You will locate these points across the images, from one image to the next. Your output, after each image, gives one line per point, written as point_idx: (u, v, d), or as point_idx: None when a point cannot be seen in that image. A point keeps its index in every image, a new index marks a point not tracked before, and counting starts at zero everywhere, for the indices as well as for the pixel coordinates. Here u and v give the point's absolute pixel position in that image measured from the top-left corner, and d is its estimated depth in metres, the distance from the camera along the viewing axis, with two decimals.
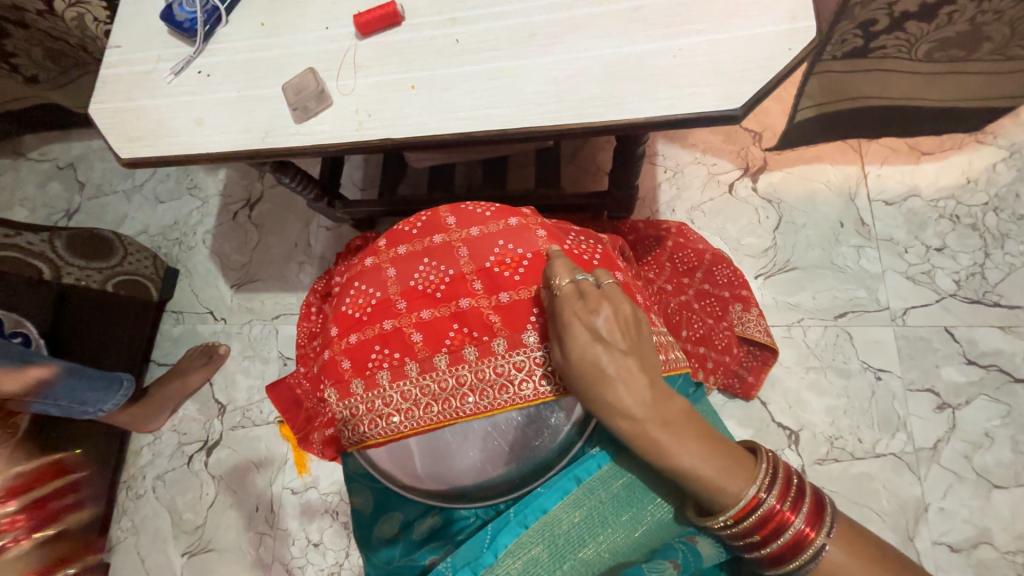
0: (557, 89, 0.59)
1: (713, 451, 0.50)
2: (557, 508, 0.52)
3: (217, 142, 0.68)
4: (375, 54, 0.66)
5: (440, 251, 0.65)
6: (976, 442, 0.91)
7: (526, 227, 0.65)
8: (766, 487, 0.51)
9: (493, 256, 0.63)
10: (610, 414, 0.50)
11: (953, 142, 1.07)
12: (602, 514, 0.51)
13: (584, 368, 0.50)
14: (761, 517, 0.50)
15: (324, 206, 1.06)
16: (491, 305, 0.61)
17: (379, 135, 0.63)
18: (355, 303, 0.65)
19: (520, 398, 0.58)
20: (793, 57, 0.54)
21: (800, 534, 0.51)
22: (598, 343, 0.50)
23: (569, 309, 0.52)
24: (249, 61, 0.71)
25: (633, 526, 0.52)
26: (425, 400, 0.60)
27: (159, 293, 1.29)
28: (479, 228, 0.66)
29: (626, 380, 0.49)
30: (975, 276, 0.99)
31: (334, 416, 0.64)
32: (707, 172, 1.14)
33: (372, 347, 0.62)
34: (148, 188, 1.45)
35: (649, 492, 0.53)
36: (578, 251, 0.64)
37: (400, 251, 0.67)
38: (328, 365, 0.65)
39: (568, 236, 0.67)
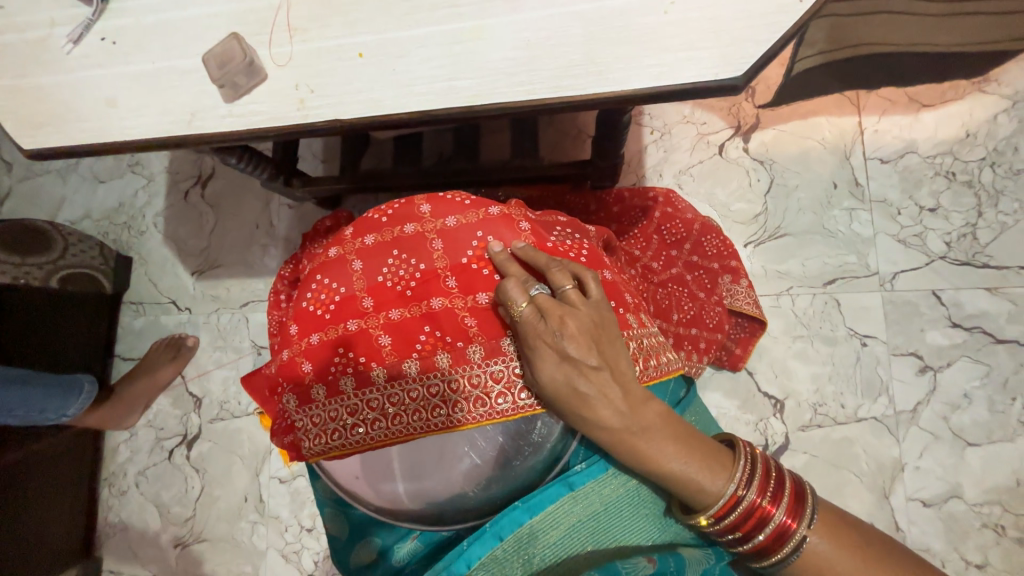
0: (529, 55, 0.50)
1: (693, 448, 0.50)
2: (535, 521, 0.49)
3: (136, 127, 0.58)
4: (312, 13, 0.55)
5: (411, 243, 0.57)
6: (954, 403, 0.93)
7: (510, 218, 0.57)
8: (744, 483, 0.51)
9: (470, 251, 0.55)
10: (591, 431, 0.50)
11: (955, 92, 1.00)
12: (581, 529, 0.49)
13: (559, 389, 0.49)
14: (741, 512, 0.50)
15: (281, 185, 0.98)
16: (467, 307, 0.54)
17: (324, 117, 0.54)
18: (316, 299, 0.57)
19: (495, 413, 0.53)
20: (804, 11, 0.46)
21: (782, 526, 0.51)
22: (566, 360, 0.49)
23: (531, 330, 0.49)
24: (160, 24, 0.59)
25: (624, 535, 0.51)
26: (393, 411, 0.54)
27: (110, 284, 1.20)
28: (456, 217, 0.57)
29: (600, 392, 0.48)
30: (966, 237, 0.96)
31: (293, 423, 0.57)
32: (697, 133, 1.06)
33: (334, 350, 0.55)
34: (85, 167, 1.31)
35: (637, 506, 0.52)
36: (564, 248, 0.58)
37: (365, 242, 0.58)
38: (285, 367, 0.58)
39: (555, 231, 0.60)
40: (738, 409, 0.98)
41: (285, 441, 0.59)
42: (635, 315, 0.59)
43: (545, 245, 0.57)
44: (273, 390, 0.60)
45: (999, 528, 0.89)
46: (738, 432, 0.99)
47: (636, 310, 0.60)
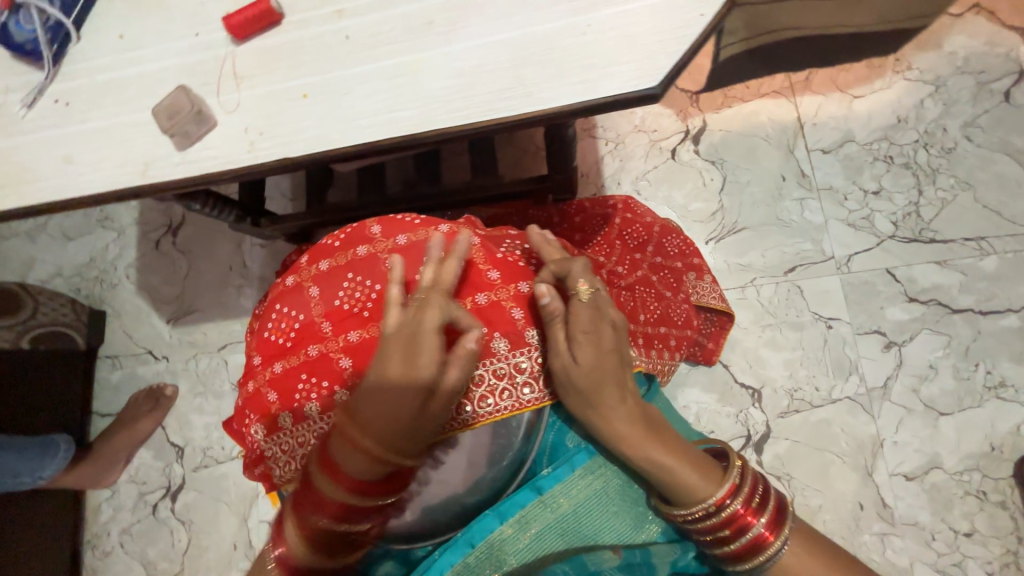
0: (463, 83, 0.53)
1: (689, 456, 0.54)
2: (504, 527, 0.50)
3: (92, 181, 0.59)
4: (257, 61, 0.58)
5: (365, 265, 0.58)
6: (922, 375, 0.95)
7: (459, 234, 0.60)
8: (733, 493, 0.52)
9: (423, 267, 0.58)
10: (606, 418, 0.53)
11: (882, 81, 1.06)
12: (552, 532, 0.50)
13: (586, 373, 0.53)
14: (721, 518, 0.52)
15: (249, 226, 1.00)
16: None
17: (275, 156, 0.56)
18: (279, 328, 0.59)
19: (459, 424, 0.54)
20: (707, 24, 0.50)
21: (759, 539, 0.52)
22: (600, 347, 0.54)
23: (578, 316, 0.54)
24: (111, 83, 0.61)
25: (597, 535, 0.52)
26: None
27: (84, 339, 1.19)
28: (407, 236, 0.60)
29: (617, 383, 0.54)
30: (910, 215, 1.01)
31: (262, 453, 0.58)
32: (648, 140, 1.11)
33: (296, 376, 0.56)
34: (54, 224, 1.31)
35: (608, 506, 0.53)
36: (512, 259, 0.61)
37: (321, 268, 0.60)
38: (252, 398, 0.59)
39: (504, 244, 0.63)
40: (717, 403, 1.00)
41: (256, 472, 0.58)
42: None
43: (494, 256, 0.59)
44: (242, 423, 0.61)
45: (981, 494, 0.91)
46: (720, 425, 1.00)
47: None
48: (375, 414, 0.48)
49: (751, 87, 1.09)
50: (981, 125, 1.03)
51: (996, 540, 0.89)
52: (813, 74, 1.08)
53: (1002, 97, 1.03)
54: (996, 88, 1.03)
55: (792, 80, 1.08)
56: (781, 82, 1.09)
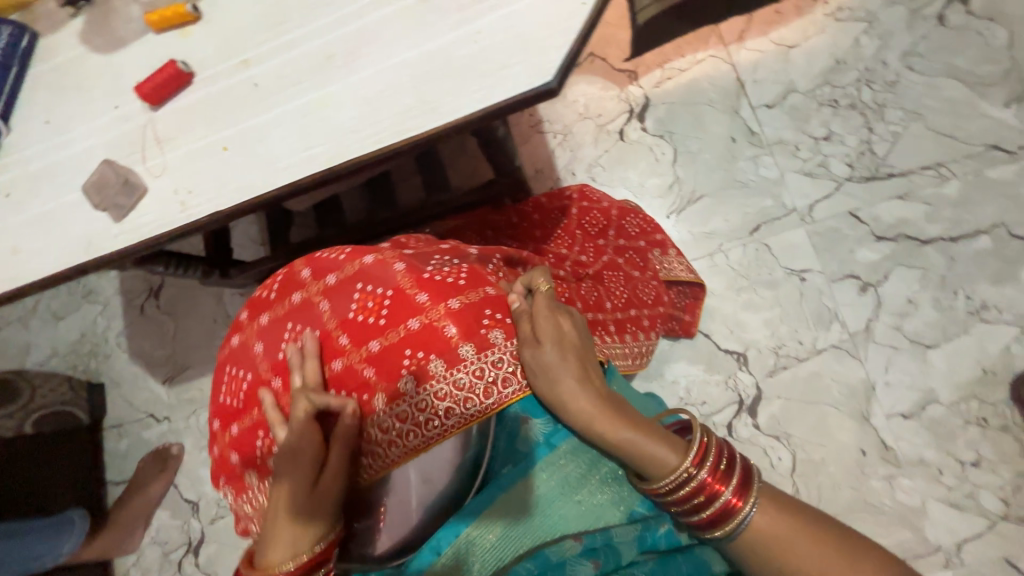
0: (368, 109, 0.55)
1: (656, 433, 0.53)
2: (468, 531, 0.51)
3: (43, 265, 0.61)
4: (177, 122, 0.60)
5: (302, 311, 0.61)
6: (902, 312, 0.95)
7: (383, 262, 0.59)
8: (699, 462, 0.52)
9: (354, 303, 0.58)
10: (573, 400, 0.52)
11: (815, 27, 1.06)
12: (518, 529, 0.52)
13: (551, 358, 0.52)
14: (692, 489, 0.52)
15: (219, 278, 1.01)
16: (361, 357, 0.57)
17: (205, 212, 0.58)
18: (232, 389, 0.64)
19: (410, 449, 0.55)
20: (590, 11, 0.51)
21: (730, 505, 0.51)
22: (561, 331, 0.54)
23: (541, 305, 0.56)
24: (47, 168, 0.63)
25: (556, 526, 0.52)
26: None
27: (86, 413, 1.22)
28: (336, 275, 0.61)
29: (579, 366, 0.54)
30: (865, 154, 1.00)
31: (240, 511, 0.63)
32: (595, 126, 1.11)
33: (254, 435, 0.61)
34: (42, 307, 1.34)
35: (567, 492, 0.53)
36: (441, 275, 0.57)
37: (263, 323, 0.64)
38: (219, 460, 0.64)
39: (433, 259, 0.61)
40: (705, 373, 1.00)
41: (240, 527, 0.63)
42: (501, 328, 0.55)
43: (421, 278, 0.57)
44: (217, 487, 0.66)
45: (982, 421, 0.90)
46: (712, 395, 0.99)
47: (504, 322, 0.56)
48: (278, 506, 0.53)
49: (686, 56, 1.09)
50: (921, 52, 1.02)
51: (1005, 464, 0.88)
52: (745, 32, 1.08)
53: (936, 21, 1.02)
54: (928, 14, 1.03)
55: (726, 42, 1.08)
56: (715, 46, 1.09)
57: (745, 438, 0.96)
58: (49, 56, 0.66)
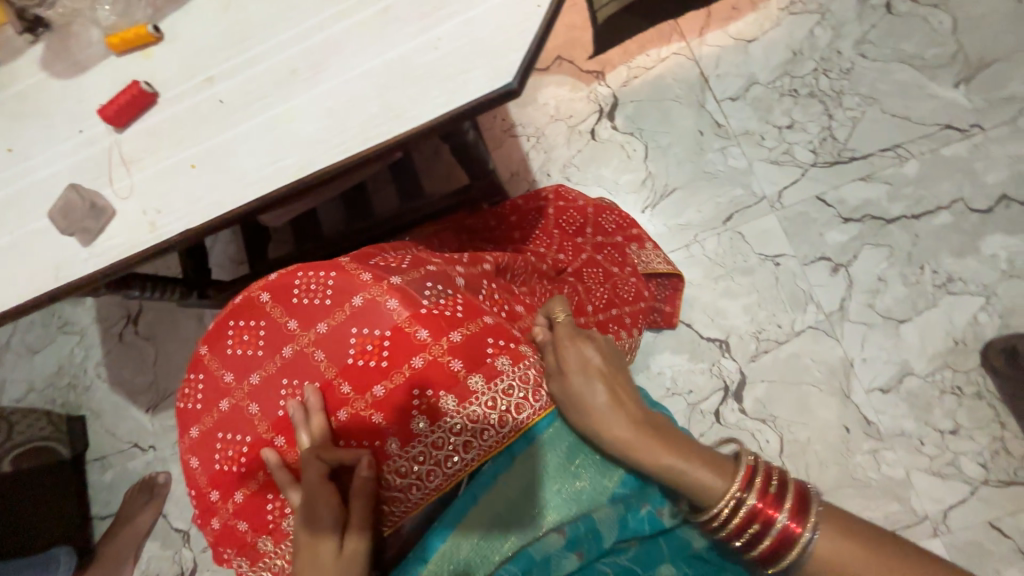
0: (334, 120, 0.55)
1: (699, 457, 0.53)
2: (454, 535, 0.53)
3: (12, 295, 0.61)
4: (142, 142, 0.60)
5: (296, 365, 0.59)
6: (873, 289, 0.97)
7: (375, 302, 0.56)
8: (744, 486, 0.53)
9: (352, 348, 0.55)
10: (608, 431, 0.52)
11: (771, 20, 1.10)
12: (502, 527, 0.53)
13: (577, 390, 0.53)
14: (743, 517, 0.52)
15: (198, 299, 1.00)
16: (368, 404, 0.55)
17: (176, 230, 0.57)
18: (227, 456, 0.61)
19: (432, 489, 0.57)
20: (545, 14, 0.53)
21: (788, 531, 0.51)
22: (587, 360, 0.55)
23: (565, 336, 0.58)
24: (11, 196, 0.62)
25: (538, 523, 0.52)
26: None
27: (67, 447, 1.20)
28: (326, 322, 0.58)
29: (613, 394, 0.54)
30: (827, 140, 1.04)
31: None
32: (567, 127, 1.13)
33: (262, 495, 0.60)
34: (17, 342, 1.31)
35: (541, 485, 0.53)
36: (440, 308, 0.55)
37: (254, 381, 0.61)
38: (223, 533, 0.62)
39: (426, 289, 0.57)
40: (690, 362, 1.01)
41: None
42: (506, 356, 0.55)
43: (418, 313, 0.55)
44: (219, 558, 0.64)
45: (957, 390, 0.92)
46: (698, 383, 1.01)
47: (510, 351, 0.56)
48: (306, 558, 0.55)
49: (650, 54, 1.12)
50: (872, 40, 1.06)
51: (981, 431, 0.90)
52: (705, 29, 1.11)
53: (884, 10, 1.06)
54: (876, 3, 1.07)
55: (687, 39, 1.12)
56: (677, 43, 1.12)
57: (732, 424, 0.97)
58: (8, 84, 0.65)
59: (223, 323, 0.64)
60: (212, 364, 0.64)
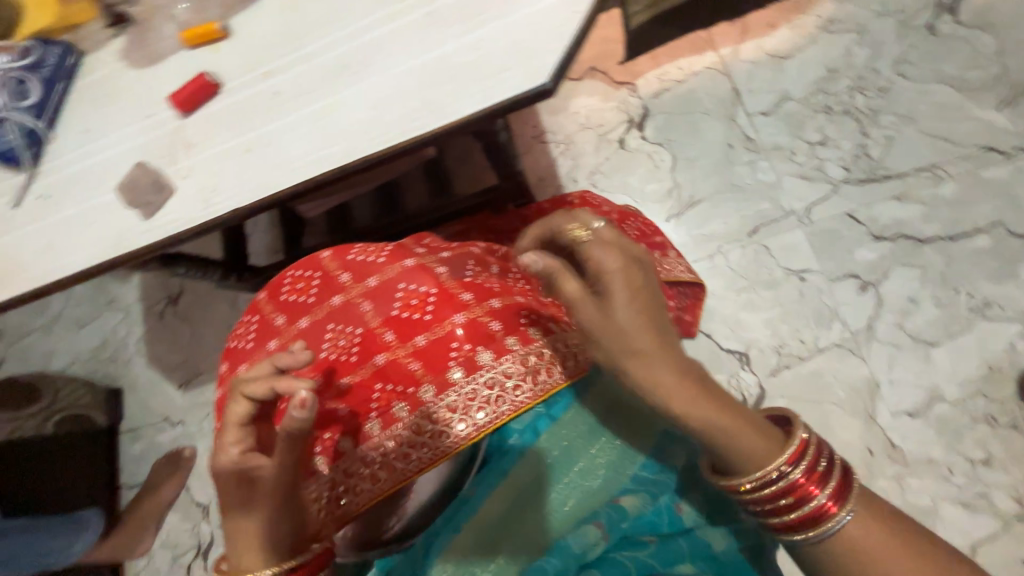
0: (377, 112, 0.59)
1: (744, 416, 0.49)
2: (489, 500, 0.63)
3: (76, 261, 0.66)
4: (203, 127, 0.65)
5: (342, 312, 0.62)
6: (903, 310, 0.95)
7: (425, 265, 0.61)
8: (793, 463, 0.49)
9: (398, 300, 0.60)
10: (658, 379, 0.47)
11: (806, 38, 1.10)
12: (528, 496, 0.64)
13: (622, 328, 0.45)
14: (782, 489, 0.49)
15: (235, 281, 1.06)
16: (409, 352, 0.58)
17: (226, 208, 0.62)
18: None
19: (463, 439, 0.57)
20: (582, 19, 0.56)
21: (824, 508, 0.48)
22: (640, 291, 0.46)
23: (602, 260, 0.46)
24: (83, 171, 0.68)
25: (563, 500, 0.64)
26: (369, 471, 0.58)
27: (104, 416, 1.26)
28: (376, 276, 0.62)
29: (657, 336, 0.46)
30: (860, 157, 1.03)
31: None
32: (596, 135, 1.16)
33: None
34: (65, 316, 1.38)
35: (570, 461, 0.66)
36: (482, 280, 0.61)
37: (301, 325, 0.63)
38: None
39: (468, 265, 0.62)
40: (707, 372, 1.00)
41: None
42: (538, 327, 0.60)
43: (464, 280, 0.60)
44: None
45: (989, 419, 0.89)
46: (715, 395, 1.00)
47: (541, 321, 0.61)
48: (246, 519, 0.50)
49: (683, 68, 1.14)
50: (911, 60, 1.05)
51: (1015, 463, 0.87)
52: (739, 44, 1.13)
53: (926, 31, 1.06)
54: (918, 23, 1.07)
55: (720, 54, 1.13)
56: (710, 58, 1.13)
57: None
58: (90, 73, 0.72)
59: (284, 274, 0.68)
60: (268, 308, 0.67)
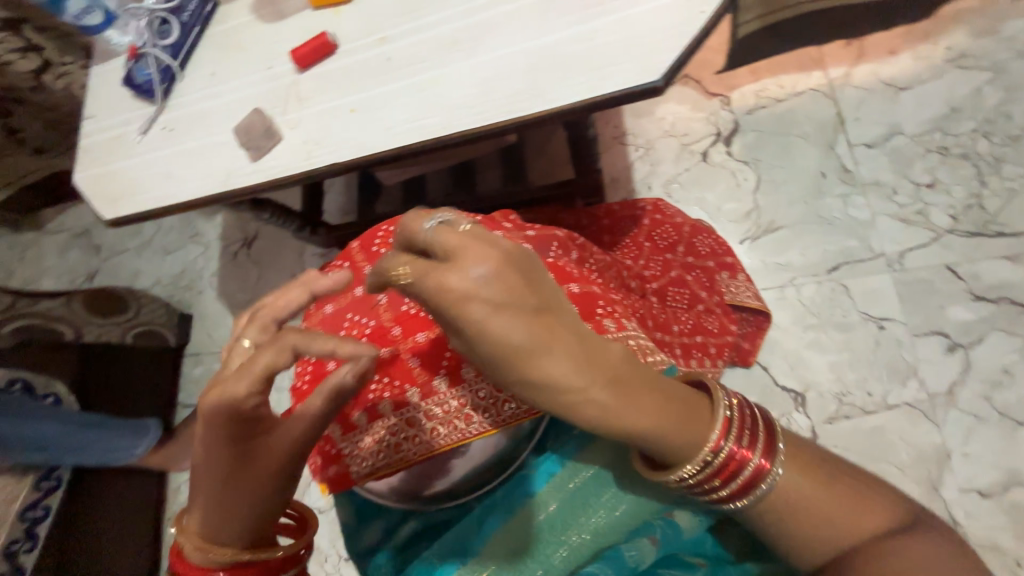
0: (481, 89, 0.60)
1: (667, 402, 0.45)
2: (544, 491, 0.52)
3: (187, 191, 0.72)
4: (315, 84, 0.69)
5: None
6: (993, 380, 0.87)
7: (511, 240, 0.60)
8: (722, 434, 0.46)
9: None
10: (577, 399, 0.42)
11: (931, 71, 1.02)
12: (585, 496, 0.52)
13: (505, 358, 0.41)
14: (718, 464, 0.46)
15: (309, 234, 1.12)
16: None
17: (325, 162, 0.66)
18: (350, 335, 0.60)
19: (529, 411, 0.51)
20: (706, 21, 0.54)
21: (758, 470, 0.46)
22: (510, 311, 0.39)
23: (446, 284, 0.39)
24: (204, 111, 0.74)
25: (614, 504, 0.51)
26: (431, 425, 0.52)
27: (174, 336, 1.34)
28: None
29: (551, 346, 0.41)
30: (972, 208, 0.95)
31: (338, 453, 0.54)
32: (679, 144, 1.12)
33: (367, 377, 0.55)
34: (156, 242, 1.52)
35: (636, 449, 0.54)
36: (564, 263, 0.60)
37: None
38: None
39: (551, 250, 0.62)
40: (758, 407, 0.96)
41: (330, 474, 0.53)
42: (613, 319, 0.55)
43: (548, 260, 0.60)
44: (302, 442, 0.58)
45: None
46: None
47: (615, 315, 0.56)
48: (224, 491, 0.43)
49: (785, 86, 1.08)
50: None
51: None
52: (853, 68, 1.06)
53: None
54: None
55: (830, 77, 1.06)
56: (818, 79, 1.07)
57: None
58: (223, 21, 0.78)
59: (377, 228, 0.68)
60: (358, 259, 0.67)
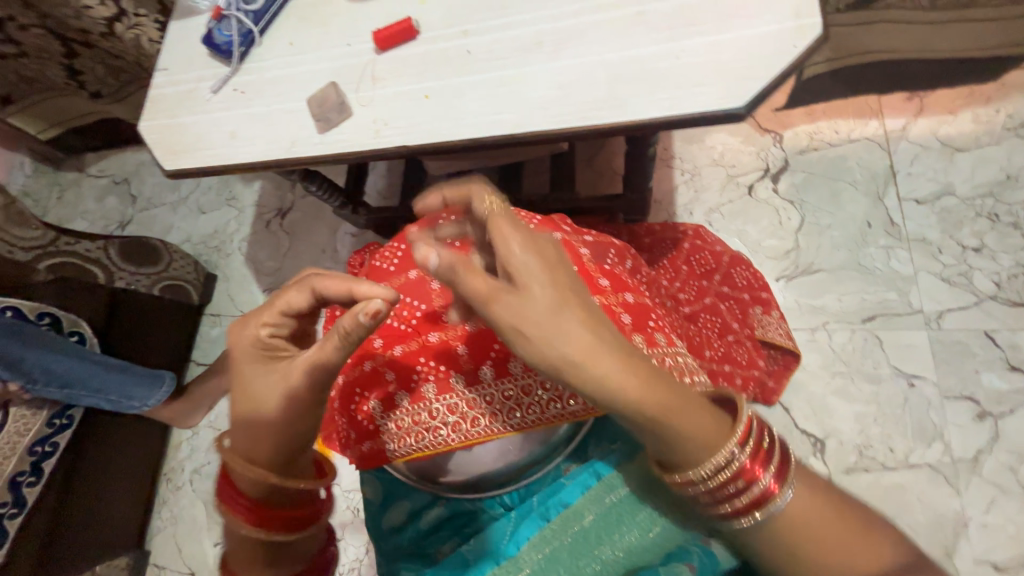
0: (561, 93, 0.61)
1: (688, 394, 0.45)
2: (579, 502, 0.52)
3: (250, 153, 0.73)
4: (391, 66, 0.70)
5: None
6: (1021, 454, 0.86)
7: (571, 242, 0.60)
8: (740, 445, 0.46)
9: None
10: (610, 368, 0.41)
11: (990, 136, 1.02)
12: (619, 513, 0.52)
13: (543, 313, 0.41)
14: (730, 475, 0.46)
15: (349, 213, 1.13)
16: None
17: (394, 142, 0.67)
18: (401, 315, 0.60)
19: (569, 414, 0.51)
20: (798, 55, 0.55)
21: (765, 493, 0.46)
22: (548, 272, 0.43)
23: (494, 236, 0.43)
24: (278, 78, 0.76)
25: (648, 526, 0.51)
26: (473, 414, 0.52)
27: (198, 296, 1.35)
28: None
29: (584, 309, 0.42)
30: (1017, 278, 0.94)
31: (373, 429, 0.53)
32: (726, 174, 1.12)
33: (414, 358, 0.55)
34: (192, 200, 1.53)
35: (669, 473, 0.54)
36: (620, 273, 0.60)
37: None
38: (365, 377, 0.55)
39: (607, 258, 0.62)
40: None
41: (363, 450, 0.53)
42: (663, 333, 0.55)
43: (605, 268, 0.60)
44: (336, 414, 0.57)
45: None
46: None
47: (664, 330, 0.56)
48: (247, 428, 0.46)
49: (840, 132, 1.08)
50: None
51: None
52: (910, 123, 1.06)
53: None
54: None
55: (886, 129, 1.06)
56: (874, 129, 1.07)
57: None
58: None
59: None
60: None
